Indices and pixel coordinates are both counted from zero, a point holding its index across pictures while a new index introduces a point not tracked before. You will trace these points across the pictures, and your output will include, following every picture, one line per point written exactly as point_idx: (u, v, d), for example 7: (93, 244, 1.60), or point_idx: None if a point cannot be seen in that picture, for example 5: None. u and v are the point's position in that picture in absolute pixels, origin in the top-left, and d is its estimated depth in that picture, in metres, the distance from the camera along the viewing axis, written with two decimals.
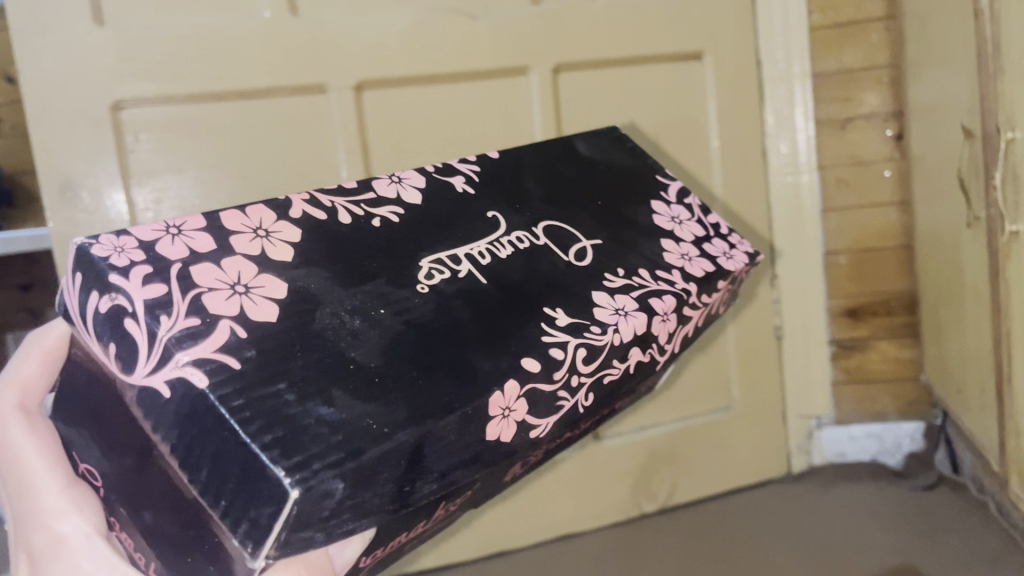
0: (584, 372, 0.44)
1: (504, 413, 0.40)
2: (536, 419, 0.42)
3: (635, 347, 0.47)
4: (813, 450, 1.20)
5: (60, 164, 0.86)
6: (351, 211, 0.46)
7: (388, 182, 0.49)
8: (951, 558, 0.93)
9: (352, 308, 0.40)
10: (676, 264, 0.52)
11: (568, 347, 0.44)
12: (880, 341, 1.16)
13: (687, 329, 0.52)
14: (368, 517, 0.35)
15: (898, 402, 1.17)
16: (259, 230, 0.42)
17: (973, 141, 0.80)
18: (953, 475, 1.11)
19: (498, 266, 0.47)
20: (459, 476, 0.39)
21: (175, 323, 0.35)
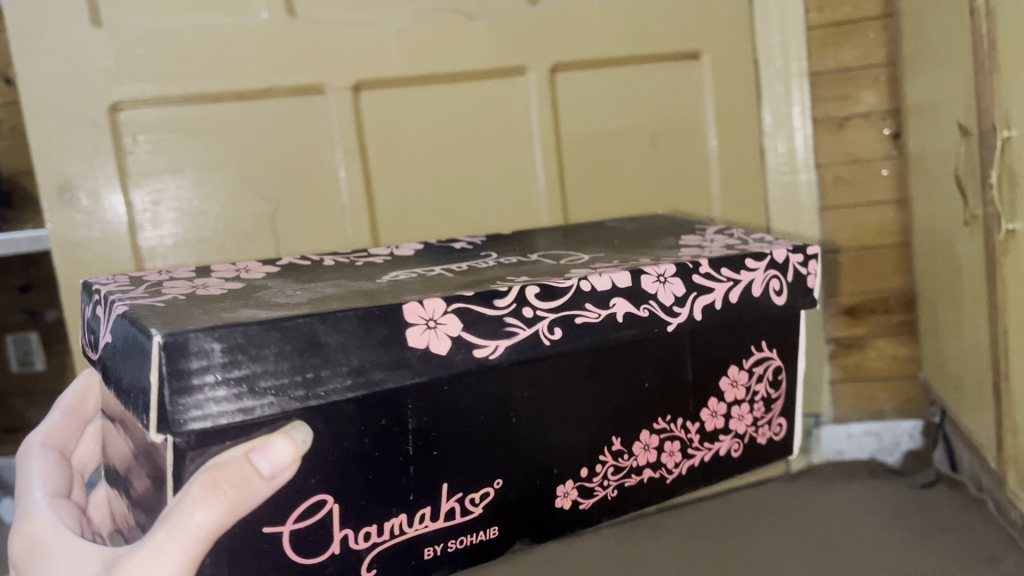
0: (544, 308, 0.47)
1: (430, 323, 0.44)
2: (477, 337, 0.45)
3: (619, 298, 0.50)
4: (812, 449, 1.21)
5: (59, 166, 0.87)
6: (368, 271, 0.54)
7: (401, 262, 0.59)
8: (949, 556, 0.93)
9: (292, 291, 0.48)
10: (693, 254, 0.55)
11: (513, 283, 0.47)
12: (879, 339, 1.16)
13: (713, 299, 0.53)
14: (267, 400, 0.39)
15: (895, 400, 1.18)
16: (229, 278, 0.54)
17: (970, 140, 0.80)
18: (951, 472, 1.10)
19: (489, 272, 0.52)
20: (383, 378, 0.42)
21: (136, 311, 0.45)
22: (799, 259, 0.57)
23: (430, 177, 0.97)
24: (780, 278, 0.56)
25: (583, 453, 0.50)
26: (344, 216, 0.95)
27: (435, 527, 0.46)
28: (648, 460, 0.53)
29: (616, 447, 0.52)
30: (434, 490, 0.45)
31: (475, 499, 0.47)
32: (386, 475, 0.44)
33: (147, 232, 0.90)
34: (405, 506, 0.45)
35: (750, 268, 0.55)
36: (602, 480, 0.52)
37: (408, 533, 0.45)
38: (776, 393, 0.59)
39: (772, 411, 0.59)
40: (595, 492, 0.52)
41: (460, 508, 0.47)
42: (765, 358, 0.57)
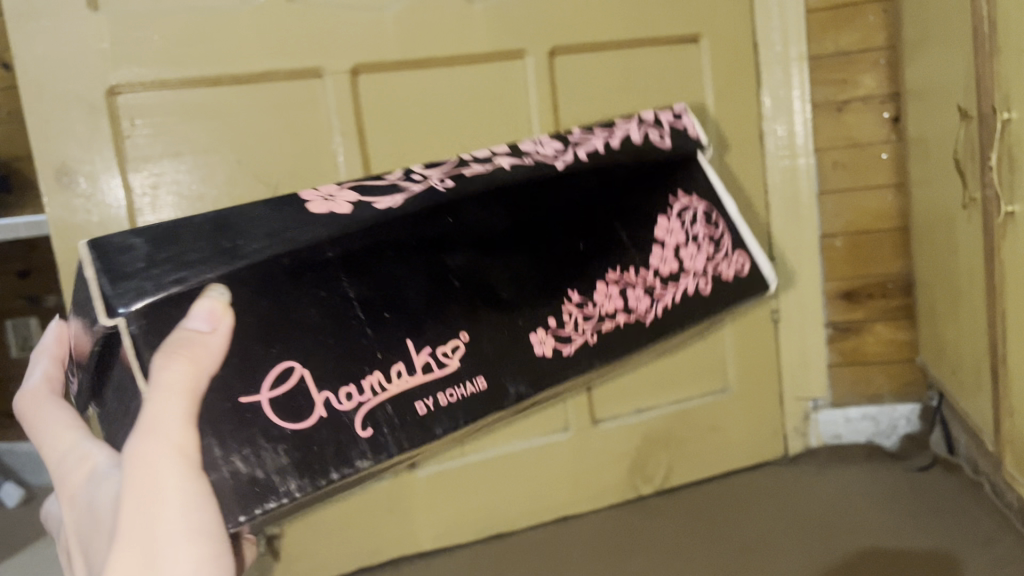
0: (433, 175, 0.57)
1: (329, 197, 0.53)
2: (377, 197, 0.53)
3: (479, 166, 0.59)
4: (810, 432, 1.21)
5: (58, 149, 0.86)
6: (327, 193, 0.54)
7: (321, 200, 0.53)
8: (947, 539, 0.94)
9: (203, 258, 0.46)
10: (530, 151, 0.62)
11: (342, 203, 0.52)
12: (876, 323, 1.16)
13: (593, 146, 0.64)
14: (197, 270, 0.45)
15: (892, 383, 1.18)
16: (324, 196, 0.53)
17: (969, 122, 0.80)
18: (948, 454, 1.11)
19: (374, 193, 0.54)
20: (301, 235, 0.48)
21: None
22: (669, 117, 0.71)
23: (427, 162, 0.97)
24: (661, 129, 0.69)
25: (529, 304, 0.57)
26: None
27: (415, 381, 0.51)
28: (615, 308, 0.62)
29: (576, 298, 0.60)
30: (397, 345, 0.51)
31: (446, 351, 0.53)
32: (342, 328, 0.49)
33: (146, 216, 0.90)
34: (377, 364, 0.49)
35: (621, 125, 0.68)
36: (574, 324, 0.59)
37: (387, 391, 0.50)
38: (715, 231, 0.70)
39: (720, 248, 0.70)
40: (576, 337, 0.59)
41: (434, 362, 0.52)
42: (687, 209, 0.69)
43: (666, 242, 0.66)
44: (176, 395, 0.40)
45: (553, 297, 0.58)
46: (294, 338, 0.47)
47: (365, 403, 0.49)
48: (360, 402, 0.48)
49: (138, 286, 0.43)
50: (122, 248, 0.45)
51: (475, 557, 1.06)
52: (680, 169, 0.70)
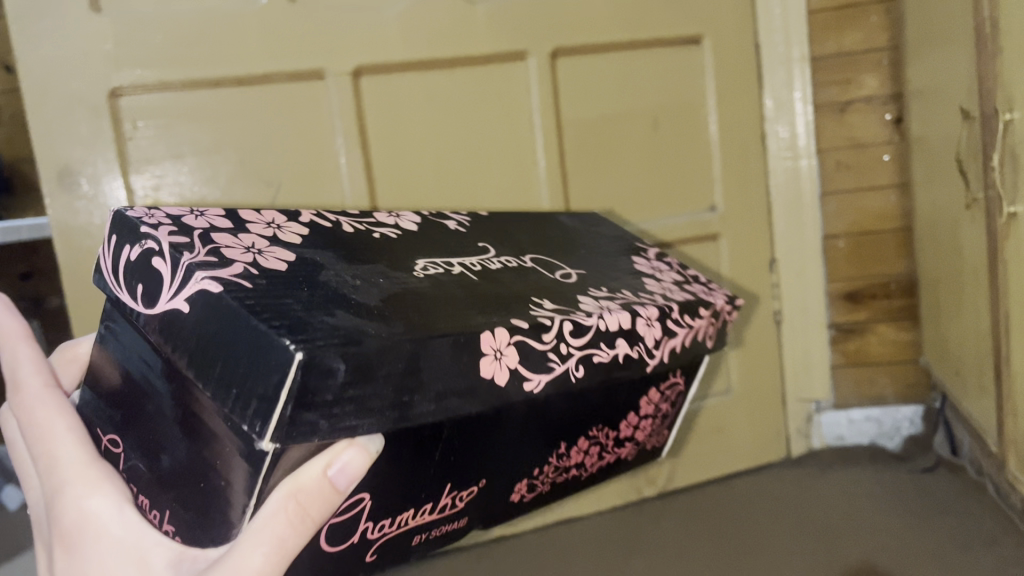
0: (576, 344, 0.45)
1: (497, 354, 0.41)
2: (529, 371, 0.43)
3: (623, 339, 0.48)
4: (813, 434, 1.21)
5: (61, 150, 0.87)
6: (503, 339, 0.41)
7: (491, 357, 0.41)
8: (950, 540, 0.94)
9: (358, 404, 0.34)
10: (659, 340, 0.51)
11: (499, 369, 0.41)
12: (880, 325, 1.16)
13: (676, 342, 0.53)
14: (371, 419, 0.35)
15: (896, 384, 1.18)
16: (497, 350, 0.41)
17: (972, 123, 0.80)
18: (952, 457, 1.10)
19: (534, 357, 0.43)
20: (456, 405, 0.39)
21: (193, 257, 0.36)
22: (727, 305, 0.61)
23: (431, 164, 0.97)
24: (712, 326, 0.59)
25: (542, 456, 0.52)
26: (345, 203, 0.95)
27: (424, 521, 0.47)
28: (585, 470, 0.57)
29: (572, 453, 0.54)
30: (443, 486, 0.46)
31: (460, 497, 0.48)
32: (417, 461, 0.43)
33: None
34: (416, 503, 0.45)
35: (705, 313, 0.57)
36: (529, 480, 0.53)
37: (389, 529, 0.45)
38: (670, 412, 0.64)
39: (665, 421, 0.64)
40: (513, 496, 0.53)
41: (445, 507, 0.48)
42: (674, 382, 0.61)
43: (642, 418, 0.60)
44: (286, 559, 0.34)
45: (544, 459, 0.52)
46: (377, 484, 0.42)
47: (389, 532, 0.45)
48: (386, 532, 0.45)
49: (313, 427, 0.33)
50: (327, 365, 0.32)
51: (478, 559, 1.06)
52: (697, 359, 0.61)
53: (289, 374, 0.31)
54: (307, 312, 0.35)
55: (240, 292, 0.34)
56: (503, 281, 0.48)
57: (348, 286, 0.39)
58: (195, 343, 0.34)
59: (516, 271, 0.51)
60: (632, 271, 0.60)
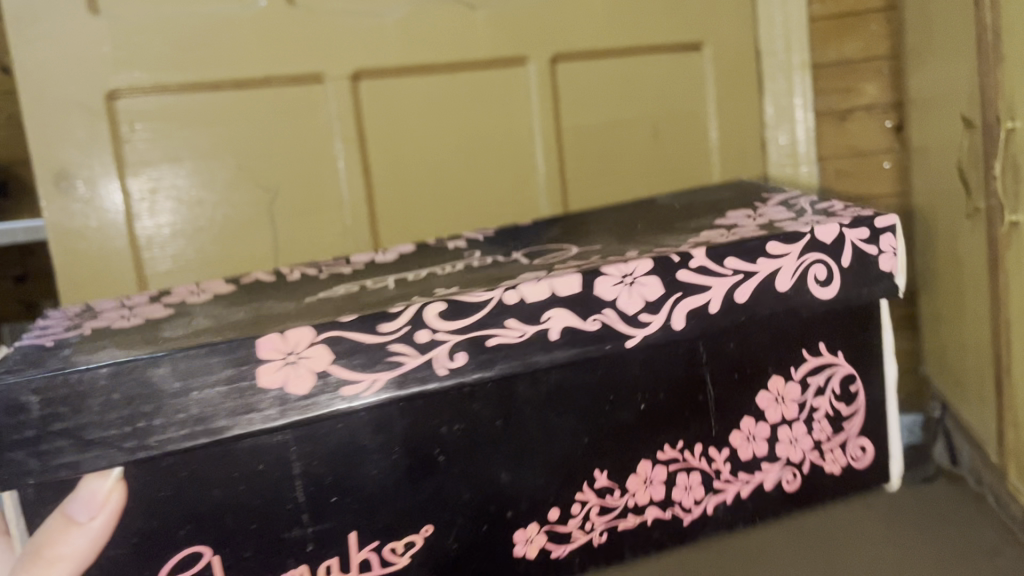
0: (445, 328, 0.49)
1: (289, 357, 0.47)
2: (352, 373, 0.47)
3: (559, 308, 0.51)
4: None
5: (56, 153, 0.86)
6: (303, 346, 0.47)
7: (280, 360, 0.47)
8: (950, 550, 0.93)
9: (81, 433, 0.44)
10: (624, 309, 0.52)
11: (303, 365, 0.47)
12: None
13: (705, 301, 0.54)
14: (89, 452, 0.44)
15: None
16: (290, 353, 0.47)
17: (973, 132, 0.80)
18: (950, 466, 1.08)
19: (369, 345, 0.48)
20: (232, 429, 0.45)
21: (37, 338, 0.53)
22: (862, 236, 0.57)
23: (429, 168, 0.97)
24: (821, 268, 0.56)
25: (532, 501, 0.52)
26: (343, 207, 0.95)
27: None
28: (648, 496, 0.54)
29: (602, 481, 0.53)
30: (340, 538, 0.48)
31: (396, 549, 0.49)
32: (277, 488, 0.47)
33: (144, 221, 0.90)
34: (305, 558, 0.48)
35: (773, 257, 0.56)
36: (585, 525, 0.53)
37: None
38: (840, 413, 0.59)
39: (841, 431, 0.59)
40: (573, 539, 0.53)
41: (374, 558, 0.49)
42: (827, 368, 0.57)
43: (776, 425, 0.57)
44: None
45: (573, 488, 0.52)
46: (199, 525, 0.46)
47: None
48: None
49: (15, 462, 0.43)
50: (15, 402, 0.43)
51: None
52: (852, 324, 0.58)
53: None
54: (83, 358, 0.46)
55: (15, 356, 0.48)
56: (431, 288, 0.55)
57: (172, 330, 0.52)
58: None
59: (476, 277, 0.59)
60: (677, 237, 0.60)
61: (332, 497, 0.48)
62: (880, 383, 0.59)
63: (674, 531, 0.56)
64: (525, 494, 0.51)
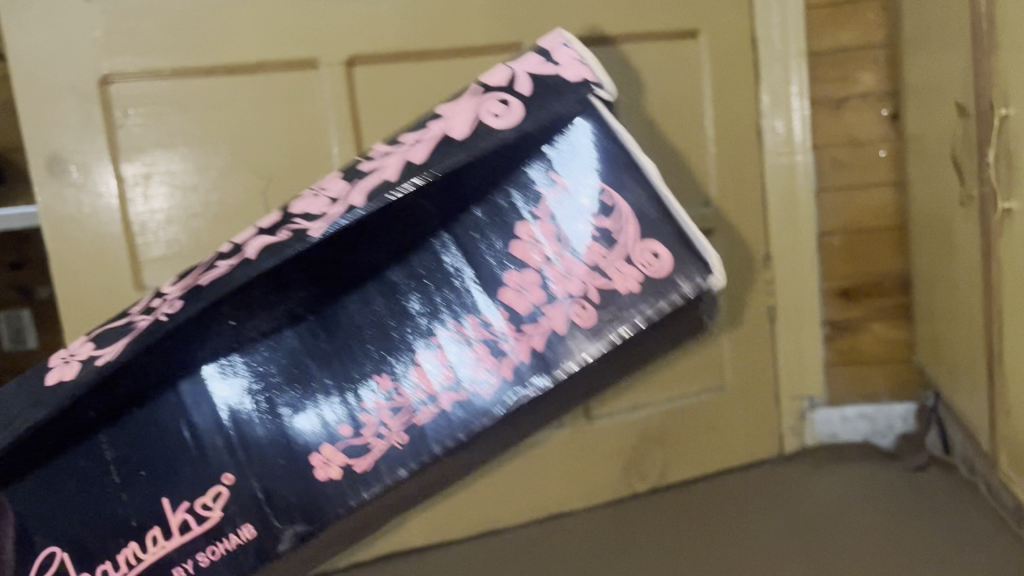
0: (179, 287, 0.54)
1: (68, 358, 0.51)
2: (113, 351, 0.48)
3: (260, 237, 0.51)
4: (806, 432, 1.20)
5: (49, 137, 0.85)
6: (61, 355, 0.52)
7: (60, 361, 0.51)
8: (942, 538, 0.93)
9: None
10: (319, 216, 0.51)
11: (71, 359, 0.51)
12: (873, 322, 1.16)
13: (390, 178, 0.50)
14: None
15: (888, 383, 1.17)
16: (67, 356, 0.51)
17: (968, 120, 0.80)
18: (943, 455, 1.10)
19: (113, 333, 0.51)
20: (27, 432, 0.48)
21: None
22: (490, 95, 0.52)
23: None
24: (486, 106, 0.51)
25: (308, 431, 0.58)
26: None
27: (175, 544, 0.54)
28: None
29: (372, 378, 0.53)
30: (148, 505, 0.54)
31: (205, 505, 0.54)
32: (99, 498, 0.53)
33: (137, 206, 0.89)
34: (132, 535, 0.53)
35: (442, 122, 0.53)
36: (383, 430, 0.55)
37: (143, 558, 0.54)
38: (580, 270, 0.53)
39: (618, 247, 0.52)
40: (374, 449, 0.55)
41: (192, 519, 0.54)
42: (557, 193, 0.53)
43: (550, 272, 0.53)
44: None
45: (345, 394, 0.56)
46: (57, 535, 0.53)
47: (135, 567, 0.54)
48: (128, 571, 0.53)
49: None
50: None
51: (467, 552, 1.07)
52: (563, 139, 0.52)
53: None
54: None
55: None
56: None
57: None
58: None
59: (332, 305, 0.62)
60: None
61: (142, 473, 0.54)
62: (640, 179, 0.51)
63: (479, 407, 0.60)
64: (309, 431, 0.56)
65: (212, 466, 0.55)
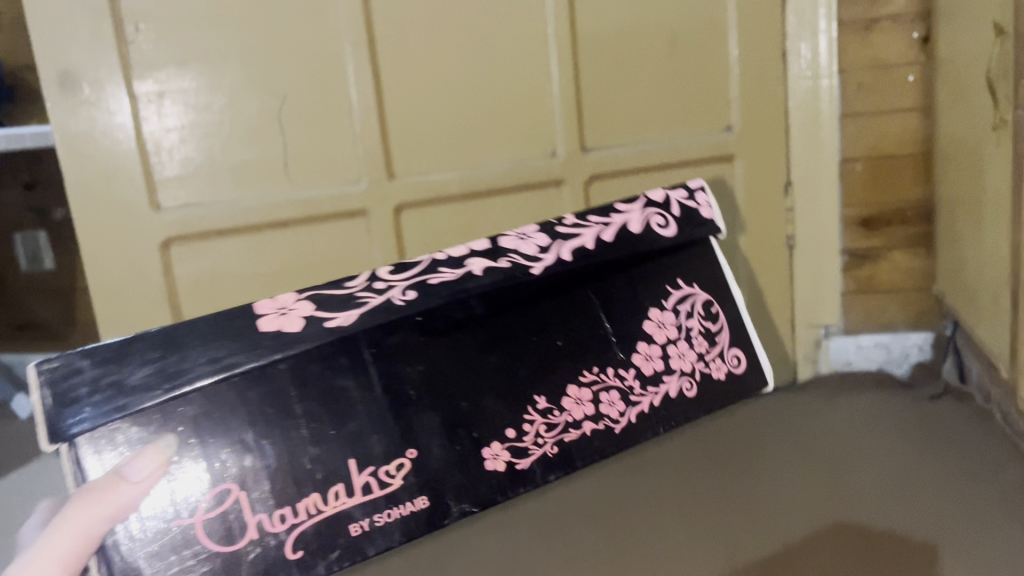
0: (397, 279, 0.62)
1: (284, 311, 0.58)
2: (329, 312, 0.59)
3: (477, 258, 0.65)
4: (820, 359, 1.20)
5: (60, 52, 0.83)
6: (276, 308, 0.58)
7: (275, 315, 0.58)
8: (956, 465, 0.94)
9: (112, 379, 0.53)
10: (530, 245, 0.67)
11: (290, 309, 0.58)
12: (894, 251, 1.14)
13: (582, 241, 0.68)
14: (140, 396, 0.52)
15: (907, 312, 1.16)
16: (281, 308, 0.58)
17: (1004, 40, 0.77)
18: (959, 383, 1.11)
19: (342, 296, 0.60)
20: (235, 360, 0.55)
21: None
22: (683, 196, 0.75)
23: (440, 76, 0.95)
24: (658, 215, 0.72)
25: (490, 420, 0.63)
26: (353, 113, 0.92)
27: (354, 502, 0.58)
28: (583, 414, 0.66)
29: (542, 404, 0.64)
30: (343, 467, 0.57)
31: (390, 471, 0.59)
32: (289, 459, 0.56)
33: (151, 123, 0.87)
34: (317, 486, 0.57)
35: (623, 213, 0.71)
36: (535, 438, 0.64)
37: (325, 510, 0.57)
38: (711, 330, 0.73)
39: (716, 345, 0.73)
40: (530, 451, 0.64)
41: (376, 482, 0.58)
42: (687, 296, 0.72)
43: (670, 346, 0.71)
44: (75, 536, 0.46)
45: (515, 410, 0.64)
46: (236, 478, 0.55)
47: (302, 523, 0.56)
48: (297, 522, 0.56)
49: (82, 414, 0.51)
50: (71, 367, 0.52)
51: None
52: (694, 252, 0.74)
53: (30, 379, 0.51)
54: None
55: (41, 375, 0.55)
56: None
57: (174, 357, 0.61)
58: None
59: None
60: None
61: (332, 432, 0.57)
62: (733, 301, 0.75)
63: (611, 440, 0.67)
64: (488, 422, 0.63)
65: (401, 437, 0.60)
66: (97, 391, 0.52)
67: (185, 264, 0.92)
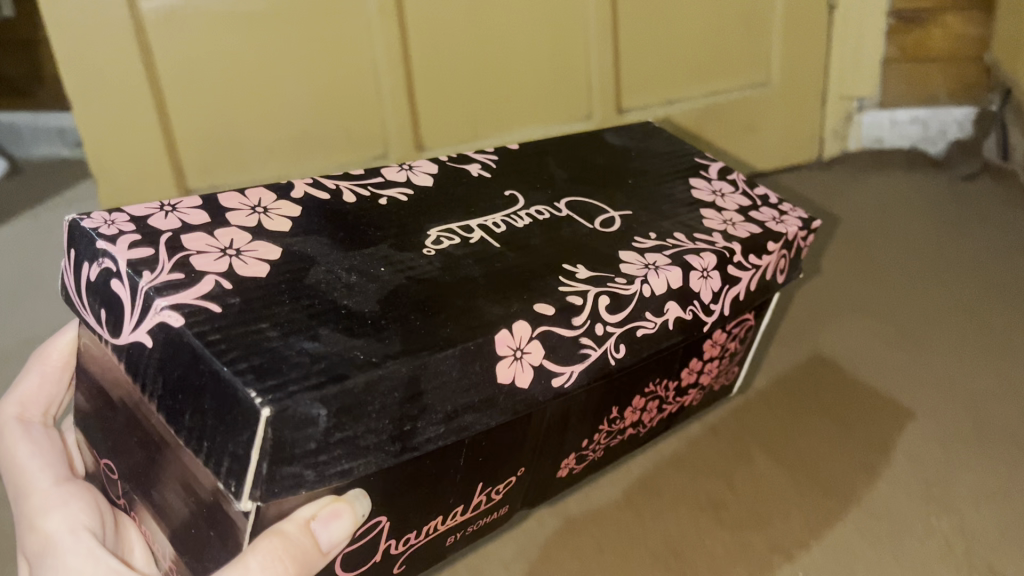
0: (613, 323, 0.38)
1: (518, 353, 0.34)
2: (557, 365, 0.36)
3: (670, 303, 0.40)
4: (849, 135, 1.13)
5: None
6: (513, 350, 0.34)
7: (511, 358, 0.34)
8: (989, 242, 0.89)
9: (344, 438, 0.29)
10: (716, 286, 0.42)
11: (516, 350, 0.34)
12: (947, 14, 1.02)
13: (738, 291, 0.44)
14: (366, 458, 0.30)
15: (951, 83, 1.07)
16: (519, 350, 0.34)
17: None
18: (999, 161, 1.05)
19: (563, 344, 0.36)
20: (472, 422, 0.33)
21: (159, 277, 0.32)
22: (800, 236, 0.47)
23: None
24: (783, 258, 0.47)
25: (577, 436, 0.43)
26: None
27: (462, 520, 0.39)
28: (637, 421, 0.48)
29: (611, 418, 0.44)
30: (473, 487, 0.38)
31: (497, 491, 0.40)
32: (438, 491, 0.35)
33: None
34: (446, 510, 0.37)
35: (775, 246, 0.45)
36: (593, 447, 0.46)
37: (438, 530, 0.38)
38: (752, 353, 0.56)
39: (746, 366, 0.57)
40: (584, 457, 0.46)
41: (485, 502, 0.39)
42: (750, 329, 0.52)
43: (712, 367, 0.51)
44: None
45: (593, 428, 0.44)
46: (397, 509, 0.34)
47: (417, 541, 0.38)
48: (412, 542, 0.37)
49: (299, 478, 0.28)
50: (305, 414, 0.28)
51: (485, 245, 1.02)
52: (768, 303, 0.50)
53: (260, 425, 0.26)
54: (283, 339, 0.30)
55: (207, 327, 0.29)
56: (592, 245, 0.41)
57: (333, 286, 0.33)
58: (164, 383, 0.30)
59: (647, 202, 0.46)
60: (679, 181, 0.50)
61: (478, 459, 0.36)
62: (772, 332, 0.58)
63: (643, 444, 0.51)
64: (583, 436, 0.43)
65: (525, 464, 0.40)
66: (329, 450, 0.29)
67: (162, 38, 0.75)
